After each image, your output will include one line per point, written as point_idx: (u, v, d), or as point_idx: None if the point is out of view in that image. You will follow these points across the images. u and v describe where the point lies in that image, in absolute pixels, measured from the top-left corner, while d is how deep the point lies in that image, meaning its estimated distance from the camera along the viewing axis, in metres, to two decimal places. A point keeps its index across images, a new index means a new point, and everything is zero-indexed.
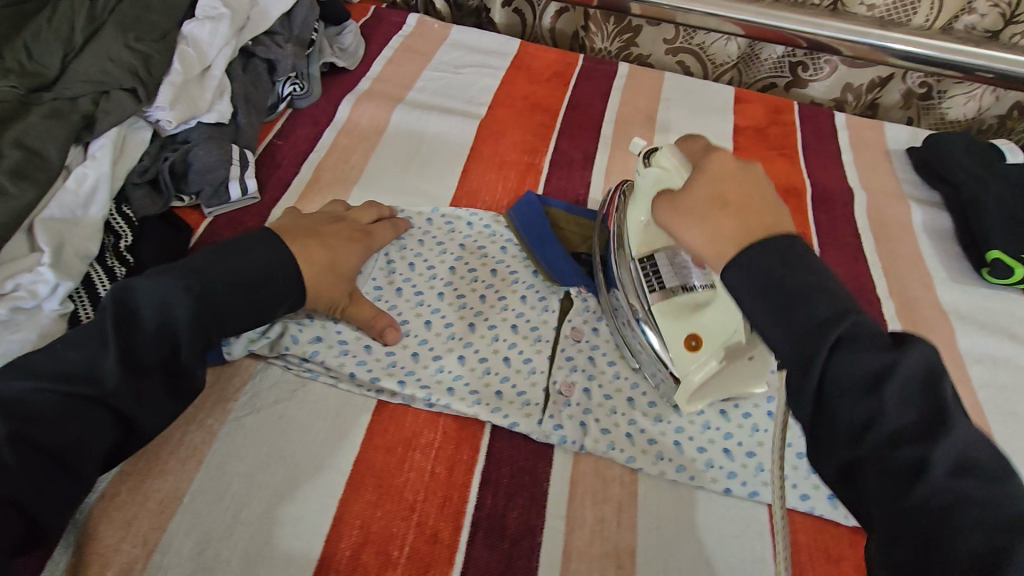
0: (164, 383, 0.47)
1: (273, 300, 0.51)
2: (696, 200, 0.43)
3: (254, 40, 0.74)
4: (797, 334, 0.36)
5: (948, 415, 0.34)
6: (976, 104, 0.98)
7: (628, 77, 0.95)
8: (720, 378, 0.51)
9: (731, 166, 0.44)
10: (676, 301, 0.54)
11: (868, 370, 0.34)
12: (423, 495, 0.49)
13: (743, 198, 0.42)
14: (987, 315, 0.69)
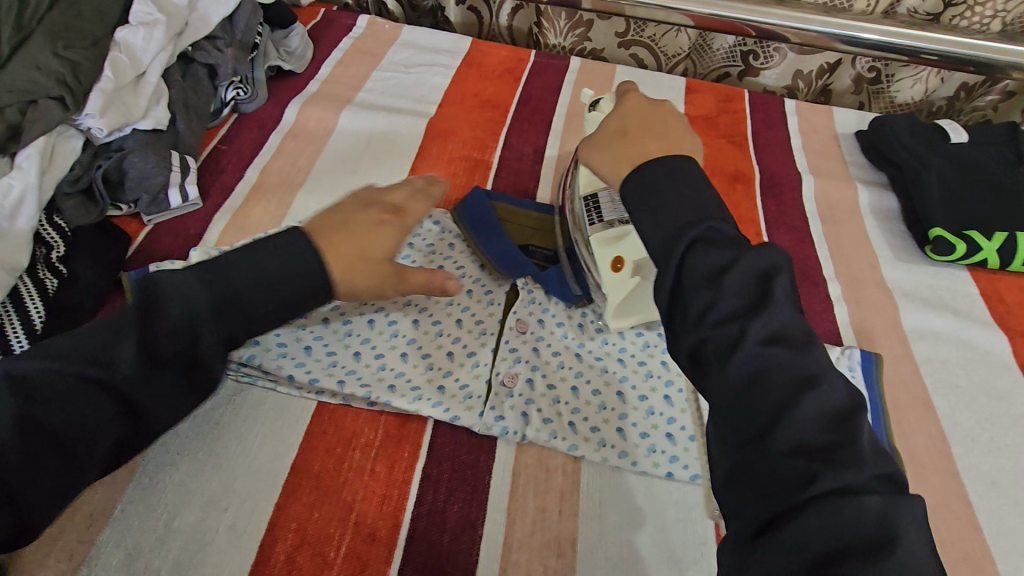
0: (181, 377, 0.44)
1: (315, 282, 0.46)
2: (612, 132, 0.51)
3: (193, 45, 0.74)
4: (662, 228, 0.42)
5: (769, 300, 0.38)
6: (923, 87, 0.99)
7: (578, 71, 0.95)
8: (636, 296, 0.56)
9: (641, 107, 0.53)
10: (608, 230, 0.58)
11: (714, 264, 0.39)
12: (362, 494, 0.49)
13: (641, 129, 0.50)
14: (930, 292, 0.70)
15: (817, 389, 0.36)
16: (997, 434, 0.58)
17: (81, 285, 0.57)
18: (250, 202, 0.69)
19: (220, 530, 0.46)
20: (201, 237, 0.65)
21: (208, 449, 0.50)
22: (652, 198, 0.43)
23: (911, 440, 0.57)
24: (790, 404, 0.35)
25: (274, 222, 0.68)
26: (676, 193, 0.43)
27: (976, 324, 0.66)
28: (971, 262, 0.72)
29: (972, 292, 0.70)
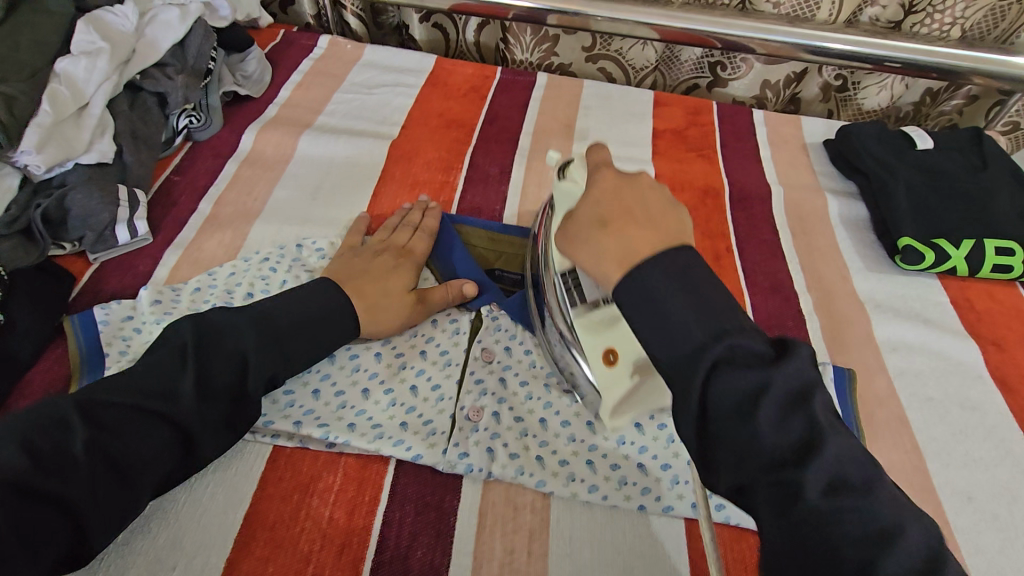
0: (154, 444, 0.44)
1: (305, 343, 0.52)
2: (593, 221, 0.45)
3: (142, 73, 0.71)
4: (672, 348, 0.38)
5: (822, 438, 0.35)
6: (889, 93, 0.99)
7: (545, 87, 0.94)
8: (635, 395, 0.50)
9: (615, 184, 0.46)
10: (597, 313, 0.52)
11: (744, 389, 0.36)
12: (319, 543, 0.46)
13: (624, 215, 0.44)
14: (902, 302, 0.69)
15: (894, 547, 0.33)
16: (974, 447, 0.57)
17: (18, 332, 0.54)
18: (204, 235, 0.67)
19: None
20: (152, 274, 0.62)
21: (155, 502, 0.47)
22: (659, 314, 0.39)
23: (887, 457, 0.56)
24: (872, 562, 0.32)
25: (229, 255, 0.65)
26: (675, 303, 0.39)
27: (948, 333, 0.66)
28: (941, 270, 0.71)
29: (943, 300, 0.70)
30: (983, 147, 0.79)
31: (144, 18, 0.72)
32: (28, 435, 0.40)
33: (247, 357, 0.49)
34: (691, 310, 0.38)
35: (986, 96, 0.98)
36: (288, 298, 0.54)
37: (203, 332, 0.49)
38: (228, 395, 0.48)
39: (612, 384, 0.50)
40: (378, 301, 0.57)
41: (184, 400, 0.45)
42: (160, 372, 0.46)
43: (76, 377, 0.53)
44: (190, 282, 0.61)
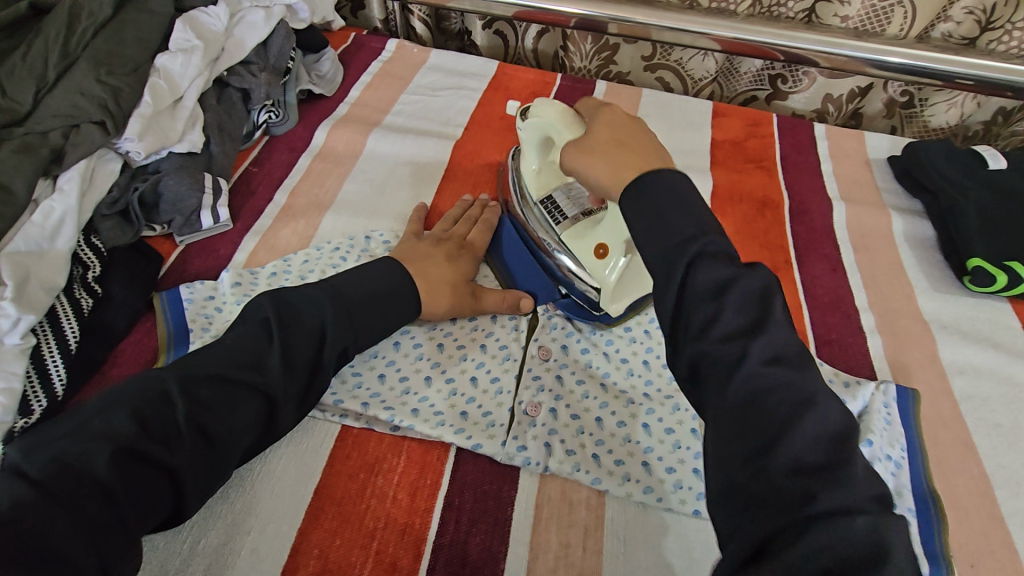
0: (254, 415, 0.47)
1: (371, 319, 0.55)
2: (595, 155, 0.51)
3: (228, 70, 0.76)
4: (664, 241, 0.42)
5: (768, 319, 0.38)
6: (960, 111, 0.97)
7: (603, 95, 0.95)
8: (627, 275, 0.59)
9: (617, 116, 0.55)
10: (578, 225, 0.63)
11: (716, 278, 0.39)
12: (383, 522, 0.48)
13: (625, 138, 0.51)
14: (970, 324, 0.67)
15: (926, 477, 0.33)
16: None
17: (114, 306, 0.58)
18: (279, 223, 0.70)
19: (242, 554, 0.46)
20: (232, 258, 0.66)
21: (240, 469, 0.50)
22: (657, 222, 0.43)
23: (951, 481, 0.54)
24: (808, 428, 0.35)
25: (302, 243, 0.69)
26: (674, 211, 0.43)
27: (1019, 359, 0.63)
28: (1014, 294, 0.68)
29: (1014, 325, 0.67)
30: None
31: (233, 19, 0.77)
32: (135, 404, 0.44)
33: (324, 330, 0.52)
34: (678, 212, 0.43)
35: None
36: (357, 276, 0.57)
37: (284, 309, 0.52)
38: (307, 367, 0.51)
39: (602, 272, 0.59)
40: (437, 291, 0.60)
41: (270, 371, 0.48)
42: (249, 347, 0.49)
43: (163, 350, 0.57)
44: (267, 266, 0.65)
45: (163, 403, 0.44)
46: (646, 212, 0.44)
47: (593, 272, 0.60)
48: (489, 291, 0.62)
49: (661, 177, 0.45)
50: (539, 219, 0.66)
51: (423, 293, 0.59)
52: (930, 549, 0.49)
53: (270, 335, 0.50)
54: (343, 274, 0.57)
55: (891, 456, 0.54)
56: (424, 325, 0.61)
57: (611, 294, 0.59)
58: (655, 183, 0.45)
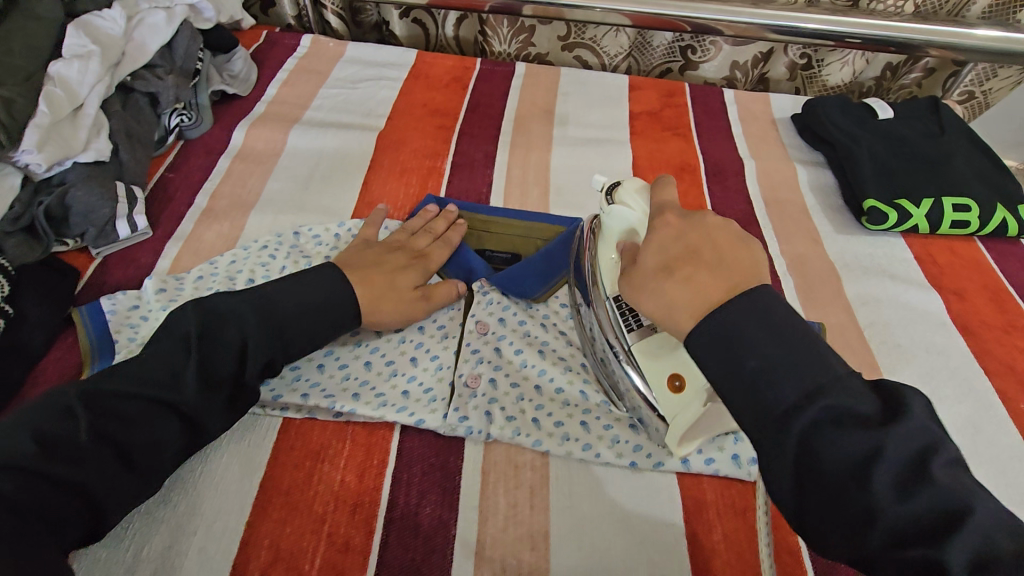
0: (170, 430, 0.47)
1: (307, 333, 0.53)
2: (656, 267, 0.43)
3: (131, 75, 0.73)
4: (730, 374, 0.37)
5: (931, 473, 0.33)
6: (852, 68, 1.04)
7: (523, 76, 0.97)
8: (704, 421, 0.48)
9: (681, 230, 0.44)
10: (653, 340, 0.50)
11: (816, 420, 0.34)
12: (332, 504, 0.49)
13: (689, 257, 0.42)
14: (870, 260, 0.73)
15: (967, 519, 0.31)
16: (945, 388, 0.61)
17: (29, 325, 0.56)
18: (202, 227, 0.69)
19: (189, 554, 0.46)
20: (154, 265, 0.65)
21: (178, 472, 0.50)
22: (734, 350, 0.37)
23: None
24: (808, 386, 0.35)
25: (228, 245, 0.67)
26: (758, 355, 0.37)
27: (913, 287, 0.70)
28: (903, 229, 0.75)
29: (908, 257, 0.74)
30: (940, 115, 0.85)
31: (132, 21, 0.74)
32: (40, 422, 0.43)
33: (246, 343, 0.50)
34: (771, 342, 0.37)
35: (942, 68, 1.04)
36: (290, 284, 0.54)
37: (205, 321, 0.50)
38: (231, 382, 0.50)
39: (681, 411, 0.48)
40: (382, 292, 0.58)
41: (185, 388, 0.47)
42: (166, 361, 0.48)
43: (85, 363, 0.55)
44: (192, 271, 0.63)
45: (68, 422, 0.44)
46: (716, 343, 0.38)
47: (671, 411, 0.49)
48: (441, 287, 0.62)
49: (743, 310, 0.38)
50: (608, 317, 0.53)
51: (368, 298, 0.57)
52: None
53: (187, 351, 0.49)
54: (277, 285, 0.54)
55: None
56: None
57: (681, 439, 0.49)
58: (732, 313, 0.38)
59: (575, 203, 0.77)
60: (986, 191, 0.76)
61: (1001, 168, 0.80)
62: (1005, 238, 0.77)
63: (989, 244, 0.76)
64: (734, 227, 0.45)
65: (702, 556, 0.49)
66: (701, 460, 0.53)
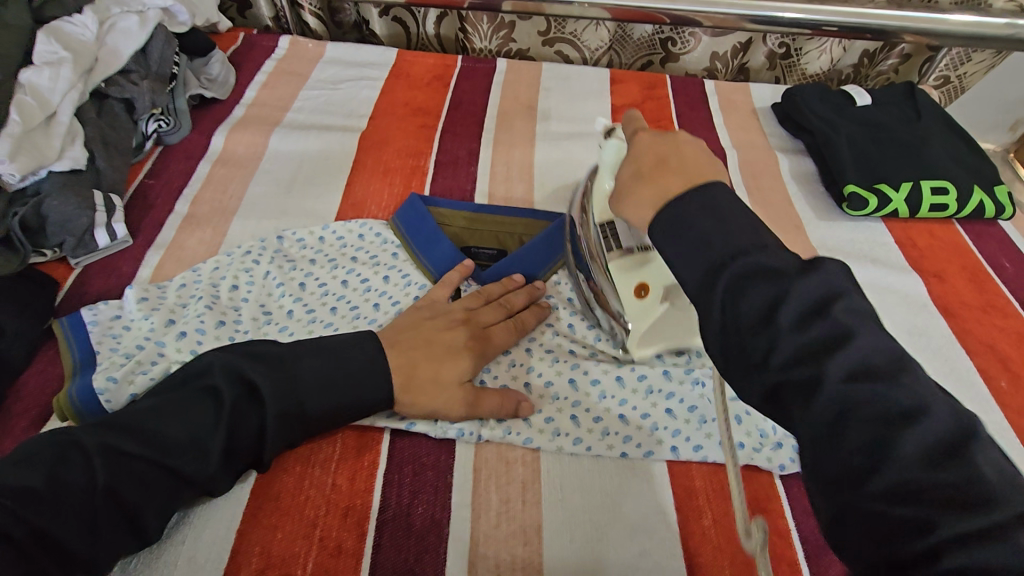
0: (184, 489, 0.44)
1: (338, 411, 0.49)
2: (629, 179, 0.47)
3: (106, 81, 0.72)
4: (697, 269, 0.38)
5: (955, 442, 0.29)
6: (830, 56, 1.05)
7: (505, 72, 0.97)
8: (661, 325, 0.57)
9: (653, 140, 0.48)
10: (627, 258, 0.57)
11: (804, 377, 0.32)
12: (324, 508, 0.49)
13: (659, 165, 0.45)
14: (852, 246, 0.74)
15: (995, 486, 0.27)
16: (928, 368, 0.61)
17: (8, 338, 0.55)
18: (184, 234, 0.68)
19: (179, 564, 0.45)
20: (135, 274, 0.64)
21: (179, 514, 0.48)
22: (690, 237, 0.39)
23: None
24: None
25: (211, 251, 0.67)
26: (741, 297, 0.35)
27: (894, 271, 0.71)
28: (884, 214, 0.76)
29: (888, 241, 0.75)
30: (916, 100, 0.86)
31: (104, 26, 0.73)
32: (46, 457, 0.41)
33: (272, 412, 0.46)
34: (716, 231, 0.38)
35: (917, 53, 1.06)
36: (322, 355, 0.50)
37: (234, 376, 0.47)
38: (251, 451, 0.47)
39: (643, 315, 0.57)
40: (424, 383, 0.52)
41: (211, 455, 0.45)
42: (190, 421, 0.45)
43: (69, 378, 0.53)
44: (175, 280, 0.62)
45: (75, 465, 0.41)
46: (672, 226, 0.40)
47: (637, 313, 0.57)
48: (435, 288, 0.61)
49: (698, 199, 0.40)
50: (593, 240, 0.59)
51: (401, 382, 0.51)
52: None
53: (219, 416, 0.45)
54: (304, 346, 0.50)
55: None
56: (346, 313, 0.61)
57: (642, 338, 0.58)
58: (690, 199, 0.40)
59: (560, 198, 0.77)
60: (963, 174, 0.77)
61: (977, 150, 0.81)
62: (983, 220, 0.78)
63: (967, 226, 0.77)
64: (693, 140, 0.48)
65: (694, 543, 0.49)
66: (692, 450, 0.54)
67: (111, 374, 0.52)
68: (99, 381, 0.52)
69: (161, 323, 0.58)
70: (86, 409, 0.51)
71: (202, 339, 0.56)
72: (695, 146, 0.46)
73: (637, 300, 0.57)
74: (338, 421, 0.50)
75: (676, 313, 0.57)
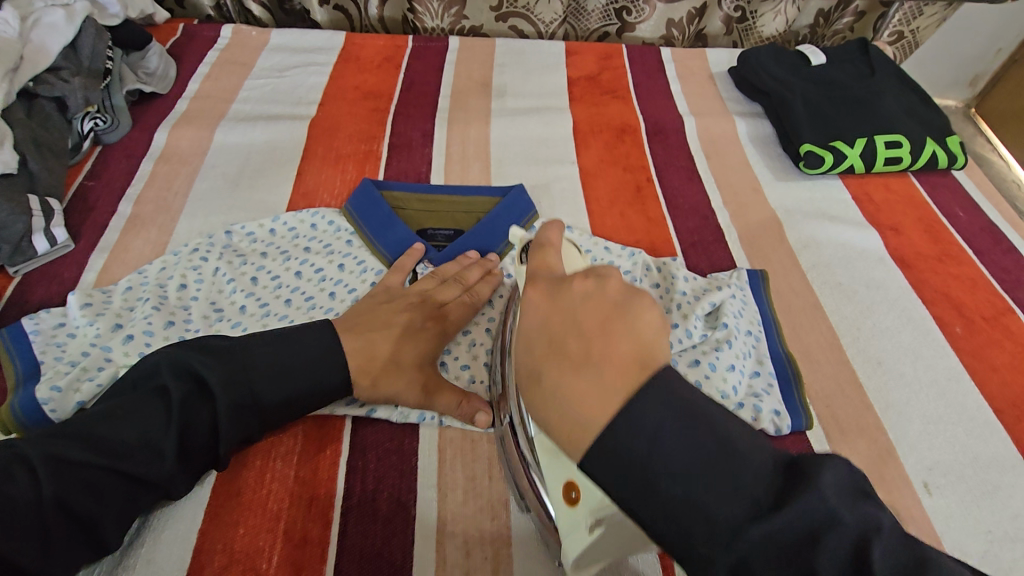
0: (140, 494, 0.43)
1: (290, 400, 0.48)
2: (527, 369, 0.35)
3: (34, 79, 0.69)
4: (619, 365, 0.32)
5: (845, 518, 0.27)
6: (785, 17, 1.05)
7: (458, 50, 0.95)
8: (605, 547, 0.39)
9: (548, 309, 0.35)
10: None
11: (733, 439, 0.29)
12: (287, 501, 0.48)
13: (563, 355, 0.33)
14: (810, 204, 0.74)
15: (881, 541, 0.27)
16: (883, 318, 0.62)
17: None
18: (129, 235, 0.66)
19: (137, 568, 0.44)
20: (79, 279, 0.62)
21: (138, 522, 0.46)
22: (624, 459, 0.29)
23: (804, 339, 0.61)
24: None
25: (158, 251, 0.65)
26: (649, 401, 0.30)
27: (851, 226, 0.71)
28: (841, 171, 0.76)
29: (845, 197, 0.75)
30: (870, 56, 0.86)
31: (27, 22, 0.70)
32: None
33: (221, 406, 0.45)
34: (667, 431, 0.29)
35: (871, 10, 1.06)
36: (270, 344, 0.48)
37: (180, 373, 0.46)
38: (207, 449, 0.46)
39: (572, 530, 0.39)
40: (381, 368, 0.51)
41: (162, 454, 0.43)
42: (138, 421, 0.43)
43: (13, 390, 0.51)
44: (121, 283, 0.60)
45: (17, 480, 0.39)
46: (606, 458, 0.30)
47: (563, 524, 0.40)
48: (388, 275, 0.60)
49: (628, 422, 0.30)
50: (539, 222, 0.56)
51: (358, 368, 0.50)
52: (773, 351, 0.57)
53: (167, 415, 0.44)
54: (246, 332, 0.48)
55: (750, 331, 0.57)
56: (301, 305, 0.60)
57: (577, 561, 0.39)
58: (620, 429, 0.30)
59: (517, 174, 0.76)
60: (916, 126, 0.78)
61: (929, 103, 0.81)
62: (937, 170, 0.79)
63: (923, 177, 0.78)
64: (612, 287, 0.35)
65: None
66: None
67: (55, 383, 0.51)
68: (43, 391, 0.50)
69: (107, 327, 0.56)
70: (31, 420, 0.50)
71: (151, 339, 0.54)
72: (622, 319, 0.33)
73: (569, 509, 0.39)
74: (294, 412, 0.49)
75: (619, 537, 0.39)
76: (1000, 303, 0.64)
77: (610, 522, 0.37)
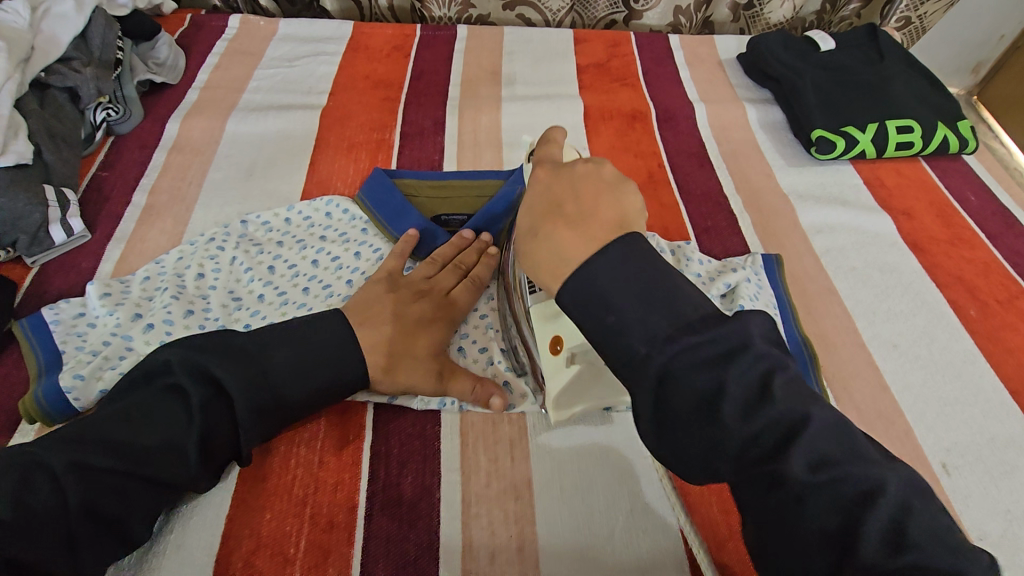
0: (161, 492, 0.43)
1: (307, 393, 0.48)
2: (525, 224, 0.37)
3: (45, 70, 0.68)
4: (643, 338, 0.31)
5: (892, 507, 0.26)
6: (792, 4, 1.04)
7: (466, 39, 0.94)
8: (578, 386, 0.49)
9: (552, 178, 0.38)
10: None
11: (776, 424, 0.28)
12: (313, 486, 0.49)
13: (555, 206, 0.37)
14: (822, 190, 0.74)
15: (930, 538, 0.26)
16: (898, 302, 0.63)
17: None
18: (144, 226, 0.66)
19: (167, 555, 0.45)
20: (96, 270, 0.62)
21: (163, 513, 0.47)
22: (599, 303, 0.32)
23: (820, 323, 0.61)
24: None
25: (173, 242, 0.65)
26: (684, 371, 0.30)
27: (864, 211, 0.72)
28: (852, 156, 0.76)
29: (857, 183, 0.75)
30: (879, 41, 0.86)
31: (37, 12, 0.70)
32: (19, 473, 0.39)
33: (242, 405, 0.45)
34: (638, 285, 0.31)
35: None
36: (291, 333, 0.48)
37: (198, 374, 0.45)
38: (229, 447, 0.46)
39: (554, 372, 0.48)
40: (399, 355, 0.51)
41: (185, 453, 0.43)
42: (160, 420, 0.43)
43: (34, 383, 0.51)
44: (138, 273, 0.60)
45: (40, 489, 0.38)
46: (581, 289, 0.32)
47: (547, 368, 0.49)
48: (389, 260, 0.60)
49: (622, 252, 0.32)
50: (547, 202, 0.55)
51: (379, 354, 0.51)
52: (790, 335, 0.57)
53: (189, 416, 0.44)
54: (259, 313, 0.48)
55: (767, 315, 0.57)
56: (319, 293, 0.60)
57: (557, 397, 0.49)
58: (597, 265, 0.32)
59: None
60: (927, 111, 0.78)
61: (939, 88, 0.81)
62: (947, 155, 0.79)
63: (933, 162, 0.78)
64: (605, 171, 0.38)
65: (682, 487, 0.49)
66: None
67: (78, 372, 0.51)
68: (66, 380, 0.50)
69: (127, 317, 0.56)
70: (54, 409, 0.50)
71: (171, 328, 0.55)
72: (614, 190, 0.37)
73: (552, 355, 0.48)
74: (320, 400, 0.49)
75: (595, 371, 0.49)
76: (1012, 285, 0.65)
77: (583, 359, 0.48)
